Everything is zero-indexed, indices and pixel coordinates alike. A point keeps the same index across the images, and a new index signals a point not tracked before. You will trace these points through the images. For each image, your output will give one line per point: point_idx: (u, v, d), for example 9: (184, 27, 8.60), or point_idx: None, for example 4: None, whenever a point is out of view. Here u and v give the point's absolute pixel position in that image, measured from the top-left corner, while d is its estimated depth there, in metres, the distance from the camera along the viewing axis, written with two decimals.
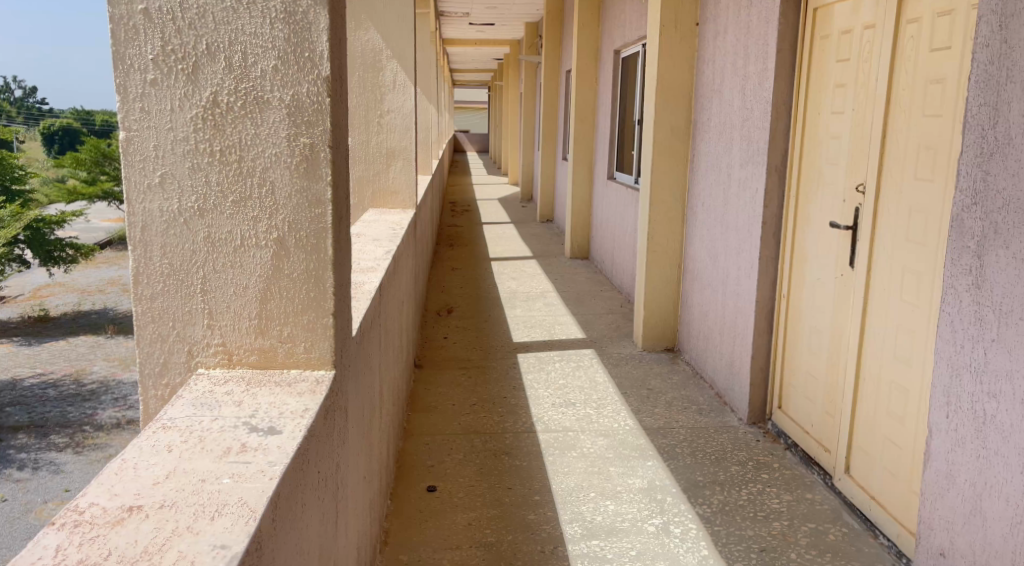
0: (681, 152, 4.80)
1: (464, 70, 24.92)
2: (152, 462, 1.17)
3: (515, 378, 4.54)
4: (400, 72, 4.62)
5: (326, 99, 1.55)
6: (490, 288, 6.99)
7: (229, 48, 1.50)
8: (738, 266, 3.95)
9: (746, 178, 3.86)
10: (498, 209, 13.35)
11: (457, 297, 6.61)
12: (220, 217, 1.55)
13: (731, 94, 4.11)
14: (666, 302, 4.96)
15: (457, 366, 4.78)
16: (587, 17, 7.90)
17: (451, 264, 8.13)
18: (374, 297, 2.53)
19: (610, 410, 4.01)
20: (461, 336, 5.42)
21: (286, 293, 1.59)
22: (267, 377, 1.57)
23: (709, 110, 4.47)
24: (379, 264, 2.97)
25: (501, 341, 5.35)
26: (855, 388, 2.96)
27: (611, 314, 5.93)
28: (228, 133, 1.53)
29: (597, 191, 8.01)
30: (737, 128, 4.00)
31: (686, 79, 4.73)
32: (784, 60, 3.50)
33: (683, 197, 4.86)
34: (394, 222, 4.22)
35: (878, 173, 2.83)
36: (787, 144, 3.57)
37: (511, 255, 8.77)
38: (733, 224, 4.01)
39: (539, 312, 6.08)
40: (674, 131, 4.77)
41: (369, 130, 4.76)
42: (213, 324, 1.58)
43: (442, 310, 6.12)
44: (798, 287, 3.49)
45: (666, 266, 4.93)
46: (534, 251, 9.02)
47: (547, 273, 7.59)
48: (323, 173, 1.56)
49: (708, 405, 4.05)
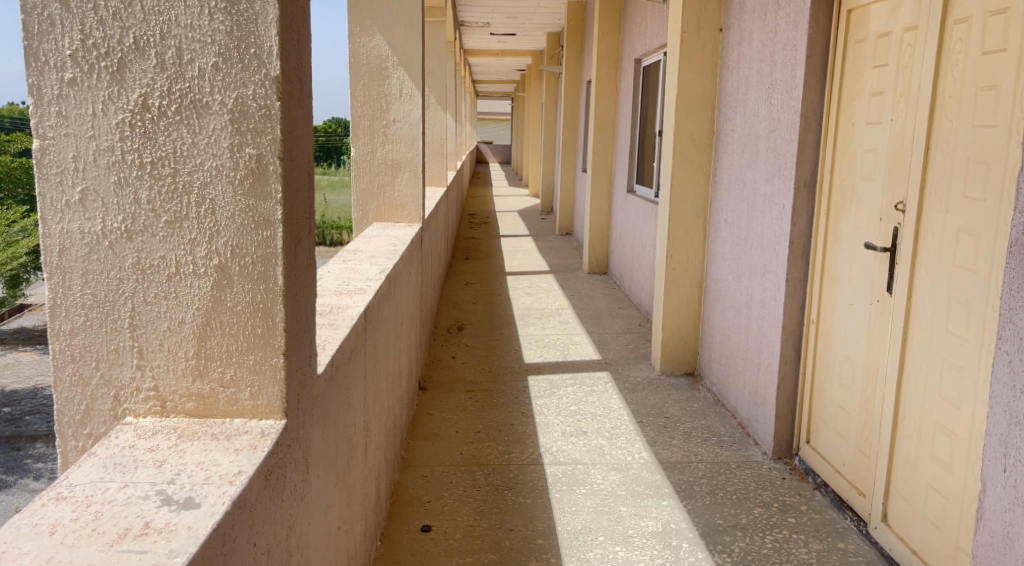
0: (702, 165, 4.54)
1: (487, 81, 24.75)
2: (23, 551, 0.94)
3: (524, 403, 4.29)
4: (407, 80, 4.42)
5: (275, 102, 1.32)
6: (504, 304, 6.75)
7: (162, 42, 1.28)
8: (763, 286, 3.67)
9: (772, 193, 3.59)
10: (518, 221, 13.11)
11: (469, 314, 6.37)
12: (150, 239, 1.32)
13: (756, 103, 3.84)
14: (686, 324, 4.68)
15: (463, 388, 4.54)
16: (608, 25, 7.67)
17: (465, 279, 7.90)
18: (359, 323, 2.29)
19: (624, 441, 3.74)
20: (470, 356, 5.19)
21: (229, 330, 1.36)
22: (204, 429, 1.34)
23: (732, 120, 4.21)
24: (370, 284, 2.74)
25: (512, 361, 5.11)
26: (894, 427, 2.67)
27: (629, 334, 5.66)
28: (161, 142, 1.30)
29: (617, 204, 7.76)
30: (762, 140, 3.73)
31: (708, 87, 4.47)
32: (814, 66, 3.23)
33: (705, 213, 4.59)
34: (396, 237, 4.00)
35: (920, 189, 2.55)
36: (816, 157, 3.30)
37: (528, 270, 8.53)
38: (757, 243, 3.74)
39: (553, 330, 5.84)
40: (695, 142, 4.51)
41: (375, 140, 4.55)
42: (143, 365, 1.35)
43: (453, 327, 5.90)
44: (828, 312, 3.21)
45: (686, 285, 4.66)
46: (552, 265, 8.77)
47: (564, 289, 7.34)
48: (273, 190, 1.34)
49: (729, 437, 3.77)
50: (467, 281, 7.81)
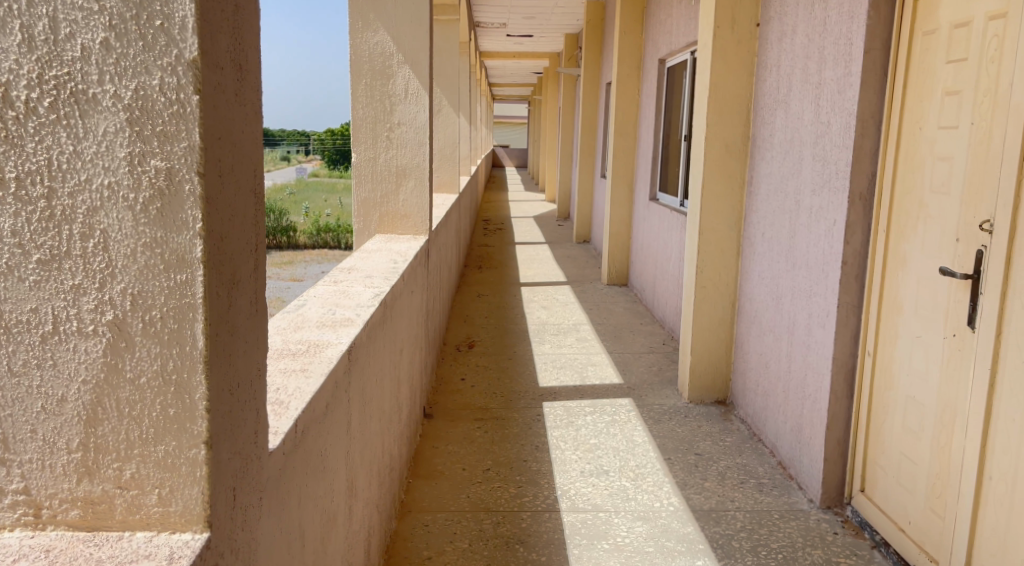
0: (736, 173, 4.14)
1: (503, 83, 24.41)
2: None
3: (539, 434, 3.90)
4: (413, 79, 4.08)
5: (192, 95, 0.94)
6: (518, 318, 6.38)
7: (29, 11, 0.91)
8: (808, 312, 3.25)
9: (819, 206, 3.18)
10: (534, 228, 12.74)
11: (481, 330, 6.00)
12: (17, 286, 0.95)
13: (800, 106, 3.43)
14: (717, 347, 4.27)
15: (473, 417, 4.15)
16: (630, 24, 7.28)
17: (478, 290, 7.53)
18: (342, 365, 1.91)
19: (651, 483, 3.34)
20: (480, 378, 4.81)
21: (128, 412, 0.98)
22: (88, 552, 0.97)
23: (771, 124, 3.80)
24: (360, 312, 2.36)
25: (526, 384, 4.73)
26: (978, 489, 2.26)
27: (652, 354, 5.27)
28: (30, 151, 0.93)
29: (638, 213, 7.35)
30: (808, 146, 3.32)
31: (743, 88, 4.07)
32: (873, 62, 2.82)
33: (739, 226, 4.18)
34: (398, 252, 3.63)
35: (1012, 207, 2.14)
36: (874, 166, 2.89)
37: (543, 280, 8.15)
38: (802, 263, 3.32)
39: (570, 349, 5.44)
40: (728, 149, 4.11)
41: (377, 144, 4.18)
42: (9, 459, 0.98)
43: (463, 345, 5.52)
44: (889, 345, 2.80)
45: (718, 305, 4.25)
46: (570, 276, 8.37)
47: (582, 302, 6.95)
48: (190, 218, 0.96)
49: (769, 480, 3.35)
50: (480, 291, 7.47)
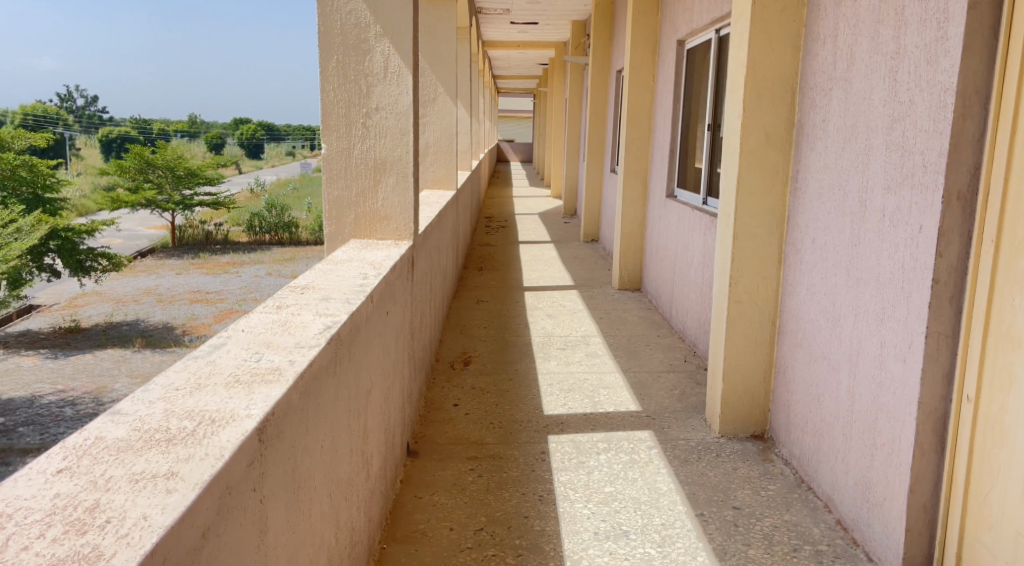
0: (778, 167, 3.48)
1: (508, 75, 23.70)
2: None
3: (543, 479, 3.27)
4: (394, 56, 3.45)
5: None
6: (520, 329, 5.74)
7: None
8: (880, 340, 2.60)
9: (896, 207, 2.53)
10: (538, 225, 12.07)
11: (479, 343, 5.35)
12: None
13: (867, 83, 2.78)
14: (753, 373, 3.62)
15: (465, 456, 3.52)
16: (645, 3, 6.63)
17: (477, 295, 6.88)
18: (246, 455, 1.27)
19: (680, 550, 2.70)
20: (476, 404, 4.18)
21: None
22: None
23: (824, 106, 3.15)
24: (296, 357, 1.72)
25: (528, 411, 4.09)
26: None
27: (672, 374, 4.62)
28: None
29: (653, 211, 6.69)
30: (878, 133, 2.67)
31: (787, 65, 3.41)
32: (979, 20, 2.17)
33: (781, 229, 3.53)
34: (371, 262, 2.99)
35: None
36: (978, 156, 2.23)
37: (548, 284, 7.50)
38: (871, 278, 2.67)
39: (579, 366, 4.80)
40: (769, 138, 3.46)
41: (352, 133, 3.54)
42: None
43: (457, 362, 4.88)
44: (1001, 389, 2.15)
45: (755, 324, 3.59)
46: (577, 279, 7.71)
47: (591, 310, 6.30)
48: None
49: (828, 547, 2.70)
50: (491, 296, 6.85)
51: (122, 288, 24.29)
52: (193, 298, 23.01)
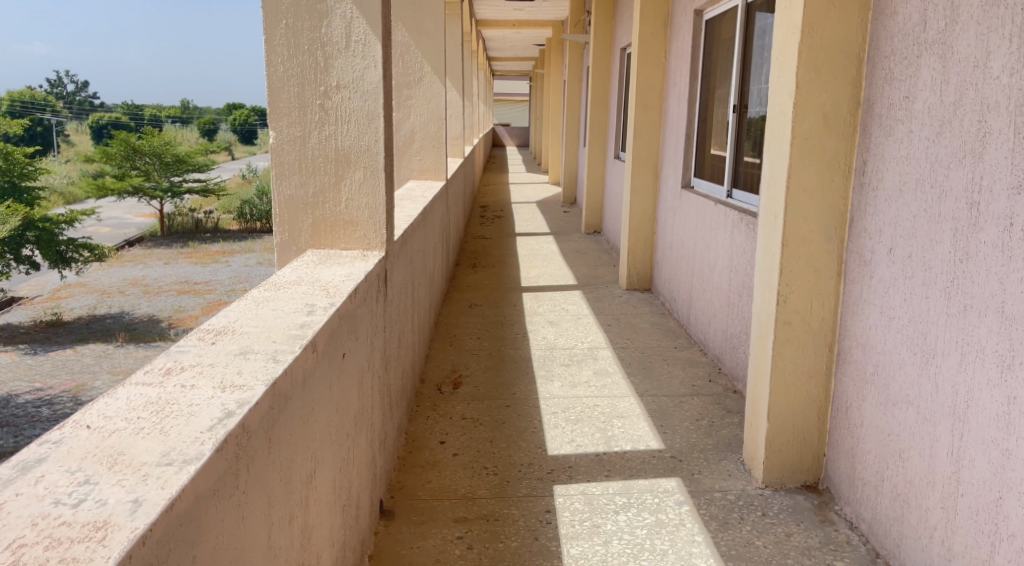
0: (839, 157, 2.79)
1: (503, 57, 22.87)
2: None
3: (551, 553, 2.61)
4: (359, 21, 2.76)
5: None
6: (518, 340, 5.07)
7: None
8: (1004, 393, 1.93)
9: None
10: (537, 215, 11.37)
11: (472, 359, 4.68)
12: None
13: (978, 48, 2.10)
14: (806, 410, 2.95)
15: (452, 517, 2.85)
16: None
17: (470, 298, 6.20)
18: None
19: None
20: (467, 442, 3.51)
21: None
22: None
23: (906, 79, 2.47)
24: (149, 490, 1.03)
25: (530, 451, 3.42)
26: None
27: (697, 399, 3.96)
28: None
29: (666, 204, 6.02)
30: (999, 112, 1.99)
31: (853, 28, 2.71)
32: None
33: (841, 234, 2.84)
34: (326, 287, 2.30)
35: None
36: None
37: (549, 284, 6.83)
38: (987, 308, 2.00)
39: (586, 389, 4.13)
40: (828, 121, 2.77)
41: (306, 117, 2.83)
42: None
43: (446, 385, 4.21)
44: None
45: (808, 350, 2.92)
46: (580, 278, 7.03)
47: (598, 315, 5.64)
48: None
49: None
50: (491, 298, 6.19)
51: (109, 279, 23.54)
52: (180, 289, 22.27)
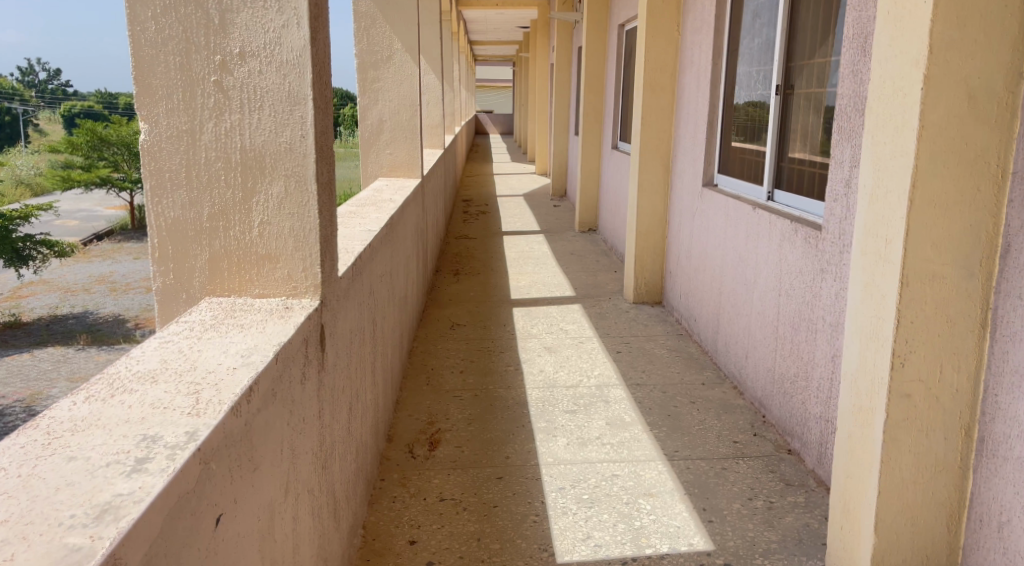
0: (988, 156, 1.89)
1: (485, 41, 21.86)
2: None
3: None
4: None
5: None
6: (510, 375, 4.17)
7: None
8: None
9: None
10: (525, 211, 10.46)
11: (453, 406, 3.77)
12: None
13: None
14: (931, 521, 2.06)
15: None
16: None
17: (450, 318, 5.28)
18: None
19: None
20: (446, 542, 2.60)
21: None
22: None
23: None
24: None
25: (531, 556, 2.52)
26: None
27: (743, 465, 3.08)
28: None
29: (681, 205, 5.12)
30: None
31: None
32: None
33: (985, 269, 1.95)
34: (199, 385, 1.37)
35: None
36: None
37: (543, 297, 5.92)
38: None
39: (599, 451, 3.24)
40: (974, 102, 1.87)
41: (195, 103, 1.88)
42: None
43: (419, 448, 3.29)
44: None
45: (934, 436, 2.02)
46: (578, 289, 6.12)
47: (604, 340, 4.74)
48: None
49: None
50: (479, 319, 5.28)
51: (74, 275, 22.35)
52: (148, 285, 21.12)
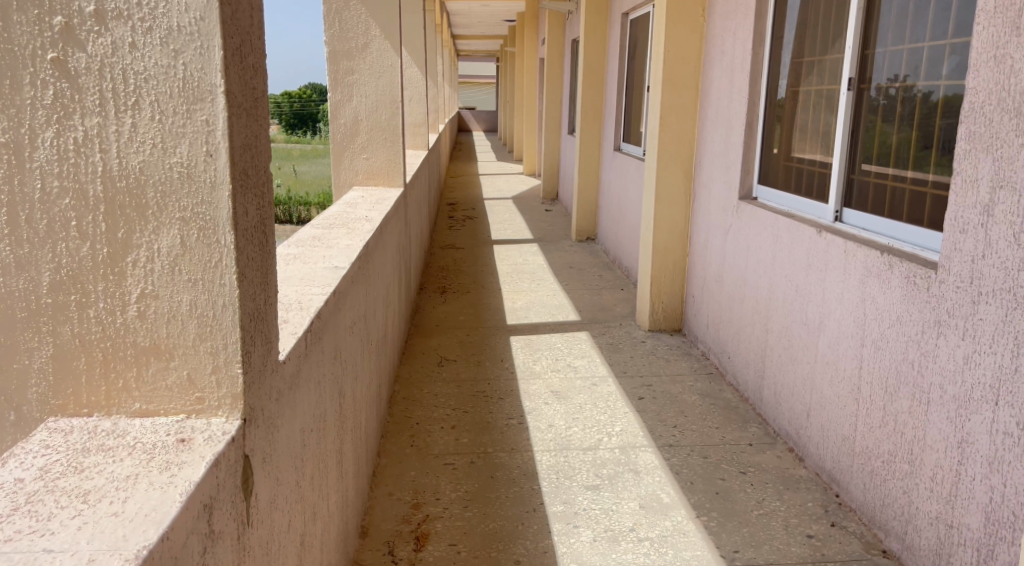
0: None
1: (468, 35, 21.10)
2: None
3: None
4: None
5: None
6: (512, 433, 3.43)
7: None
8: None
9: None
10: (515, 216, 9.71)
11: (444, 480, 3.01)
12: None
13: None
14: None
15: None
16: None
17: (439, 353, 4.52)
18: None
19: None
20: None
21: None
22: None
23: None
24: None
25: None
26: None
27: None
28: None
29: (708, 220, 4.39)
30: None
31: None
32: None
33: None
34: None
35: None
36: None
37: (544, 324, 5.18)
38: None
39: (638, 552, 2.50)
40: None
41: (21, 100, 1.10)
42: None
43: (403, 549, 2.53)
44: None
45: None
46: (583, 313, 5.39)
47: (621, 382, 4.01)
48: None
49: None
50: (470, 353, 4.52)
51: None
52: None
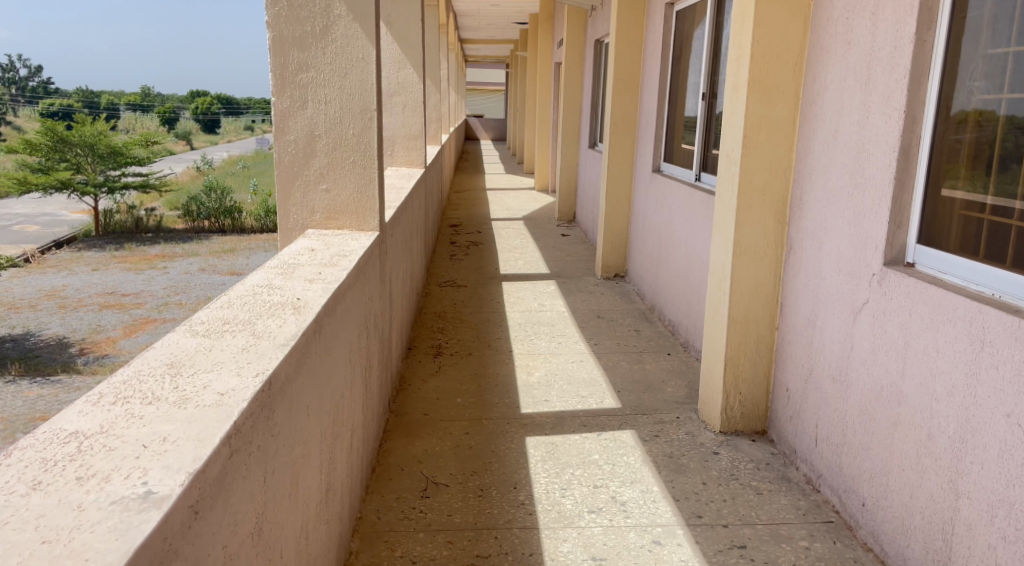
0: None
1: (475, 37, 19.83)
2: None
3: None
4: None
5: None
6: None
7: None
8: None
9: None
10: (527, 243, 8.33)
11: None
12: None
13: None
14: None
15: None
16: None
17: (427, 472, 3.15)
18: None
19: None
20: None
21: None
22: None
23: None
24: None
25: None
26: None
27: None
28: None
29: (820, 288, 3.01)
30: None
31: None
32: None
33: None
34: None
35: None
36: None
37: (573, 412, 3.81)
38: None
39: None
40: None
41: None
42: None
43: None
44: None
45: None
46: (623, 395, 4.01)
47: (701, 542, 2.64)
48: None
49: None
50: (469, 473, 3.15)
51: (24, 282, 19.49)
52: (99, 294, 18.47)
